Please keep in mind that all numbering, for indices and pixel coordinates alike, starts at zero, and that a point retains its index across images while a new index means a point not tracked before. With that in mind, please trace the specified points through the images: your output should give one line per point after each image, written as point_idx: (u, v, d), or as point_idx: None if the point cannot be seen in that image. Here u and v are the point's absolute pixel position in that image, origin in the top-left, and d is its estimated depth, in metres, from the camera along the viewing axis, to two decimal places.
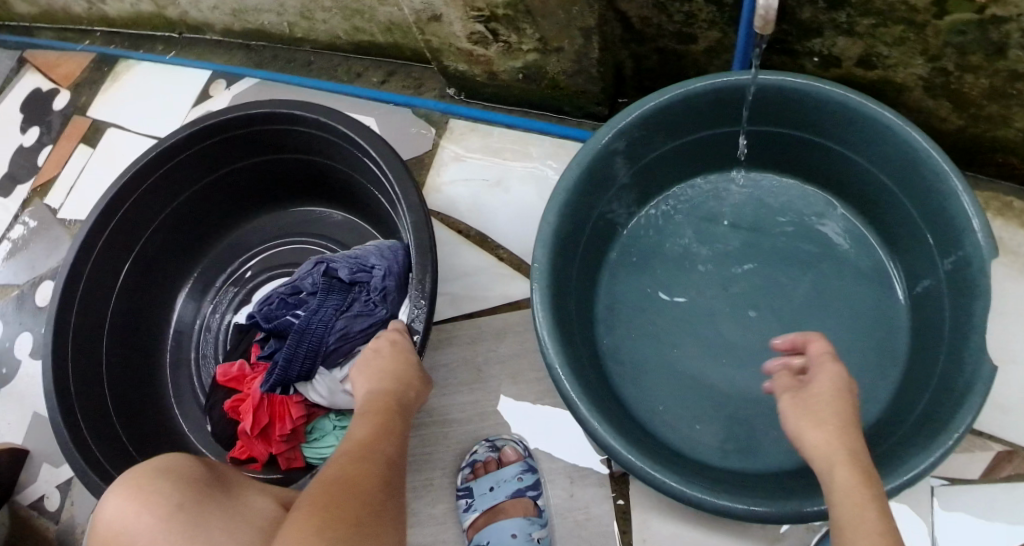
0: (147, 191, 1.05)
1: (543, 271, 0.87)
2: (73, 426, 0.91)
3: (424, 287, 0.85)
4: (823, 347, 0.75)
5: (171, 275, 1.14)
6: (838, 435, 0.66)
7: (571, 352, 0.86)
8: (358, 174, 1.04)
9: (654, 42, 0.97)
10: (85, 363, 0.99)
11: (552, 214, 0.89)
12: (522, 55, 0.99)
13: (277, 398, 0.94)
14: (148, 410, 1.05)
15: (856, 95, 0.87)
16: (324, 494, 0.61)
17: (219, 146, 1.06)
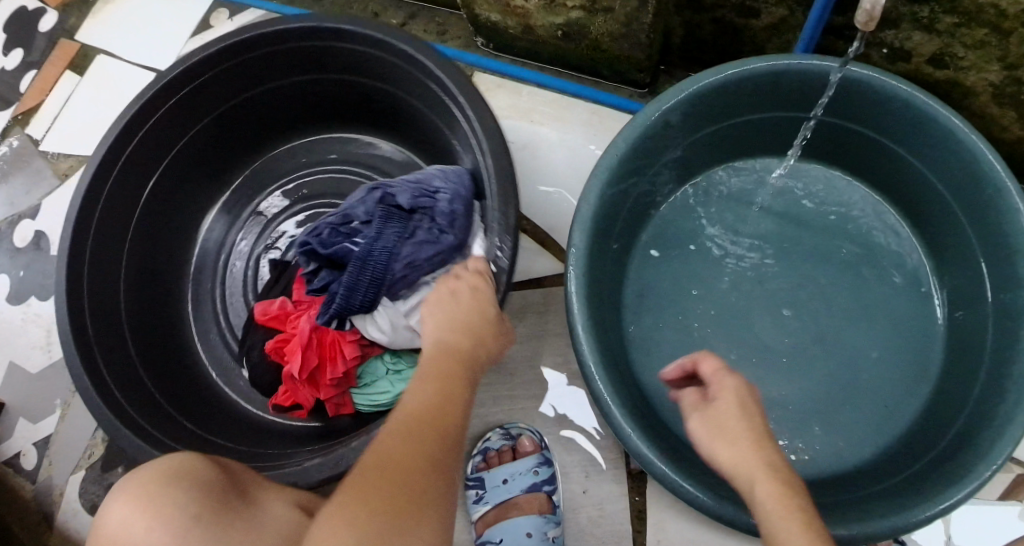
0: (168, 115, 0.94)
1: (580, 256, 0.80)
2: (95, 375, 0.82)
3: (506, 221, 0.77)
4: (716, 364, 0.64)
5: (184, 212, 1.04)
6: (753, 450, 0.56)
7: (603, 348, 0.80)
8: (404, 94, 0.95)
9: (714, 12, 0.88)
10: (101, 305, 0.90)
11: (590, 200, 0.81)
12: (566, 12, 0.90)
13: (328, 337, 0.86)
14: (171, 358, 0.97)
15: (923, 96, 0.80)
16: (369, 475, 0.53)
17: (248, 66, 0.95)
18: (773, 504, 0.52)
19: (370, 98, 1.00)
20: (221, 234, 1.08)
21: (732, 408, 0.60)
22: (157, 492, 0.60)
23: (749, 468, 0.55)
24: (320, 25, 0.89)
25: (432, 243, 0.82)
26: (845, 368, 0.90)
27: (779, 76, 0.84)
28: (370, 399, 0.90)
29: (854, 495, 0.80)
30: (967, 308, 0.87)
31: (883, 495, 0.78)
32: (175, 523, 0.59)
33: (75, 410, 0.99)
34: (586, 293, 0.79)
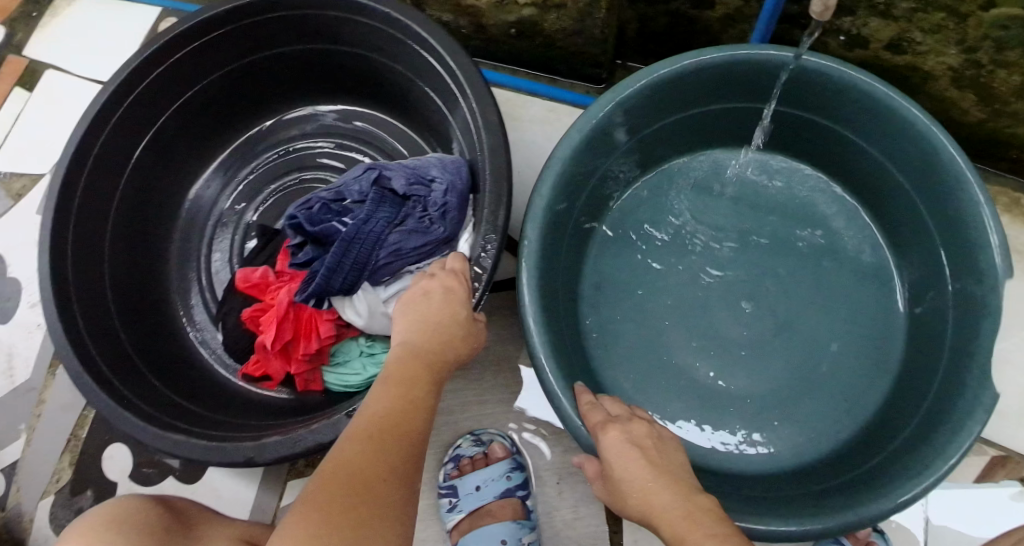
0: (139, 100, 0.88)
1: (533, 258, 0.78)
2: (90, 361, 0.78)
3: (496, 220, 0.74)
4: (597, 415, 0.70)
5: (168, 191, 0.98)
6: (646, 488, 0.61)
7: (560, 356, 0.79)
8: (394, 63, 0.89)
9: (668, 5, 0.86)
10: (91, 297, 0.85)
11: (547, 188, 0.78)
12: (517, 9, 0.89)
13: (305, 313, 0.84)
14: (160, 342, 0.92)
15: (885, 86, 0.78)
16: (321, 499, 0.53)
17: (221, 44, 0.89)
18: (682, 532, 0.58)
19: (358, 69, 0.94)
20: (214, 196, 1.02)
21: (626, 465, 0.64)
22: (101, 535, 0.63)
23: (647, 508, 0.61)
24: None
25: (422, 232, 0.81)
26: (816, 359, 0.90)
27: (735, 66, 0.82)
28: (342, 379, 0.87)
29: (826, 485, 0.80)
30: (928, 294, 0.87)
31: (851, 486, 0.78)
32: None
33: (40, 434, 0.97)
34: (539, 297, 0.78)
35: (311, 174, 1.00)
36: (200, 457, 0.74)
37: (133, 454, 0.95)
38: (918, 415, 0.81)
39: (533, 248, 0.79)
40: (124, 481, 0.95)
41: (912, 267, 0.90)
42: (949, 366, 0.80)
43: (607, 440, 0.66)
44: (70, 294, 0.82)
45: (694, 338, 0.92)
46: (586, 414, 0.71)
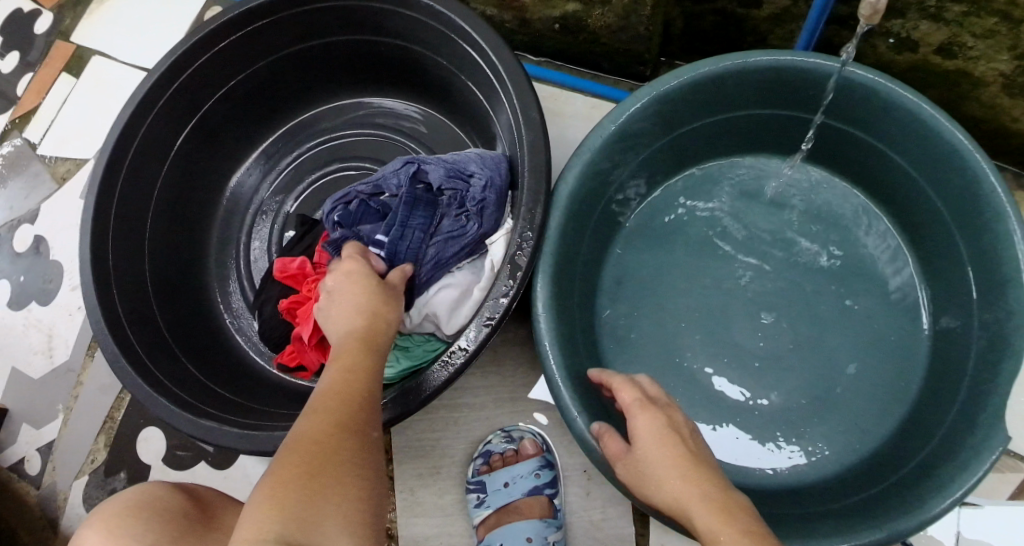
0: (181, 89, 0.89)
1: (551, 260, 0.78)
2: (126, 344, 0.79)
3: (533, 218, 0.74)
4: (634, 393, 0.66)
5: (208, 179, 0.99)
6: (677, 477, 0.57)
7: (572, 362, 0.78)
8: (439, 57, 0.89)
9: (714, 3, 0.86)
10: (131, 283, 0.86)
11: (572, 175, 0.79)
12: (562, 4, 0.88)
13: None
14: (199, 327, 0.93)
15: (929, 104, 0.77)
16: (284, 478, 0.50)
17: (265, 35, 0.90)
18: (713, 528, 0.52)
19: (402, 62, 0.94)
20: (255, 185, 1.03)
21: (653, 446, 0.60)
22: (117, 521, 0.65)
23: (677, 499, 0.57)
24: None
25: (459, 232, 0.82)
26: (850, 367, 0.88)
27: (782, 70, 0.81)
28: None
29: (859, 497, 0.78)
30: (955, 308, 0.84)
31: (875, 499, 0.76)
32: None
33: (76, 415, 0.99)
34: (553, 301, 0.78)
35: (348, 164, 1.01)
36: (228, 443, 0.73)
37: (167, 438, 0.97)
38: (944, 423, 0.78)
39: (554, 238, 0.78)
40: (157, 464, 0.96)
41: (938, 283, 0.87)
42: (974, 375, 0.78)
43: (639, 417, 0.63)
44: (111, 277, 0.83)
45: (703, 342, 0.91)
46: (619, 391, 0.67)
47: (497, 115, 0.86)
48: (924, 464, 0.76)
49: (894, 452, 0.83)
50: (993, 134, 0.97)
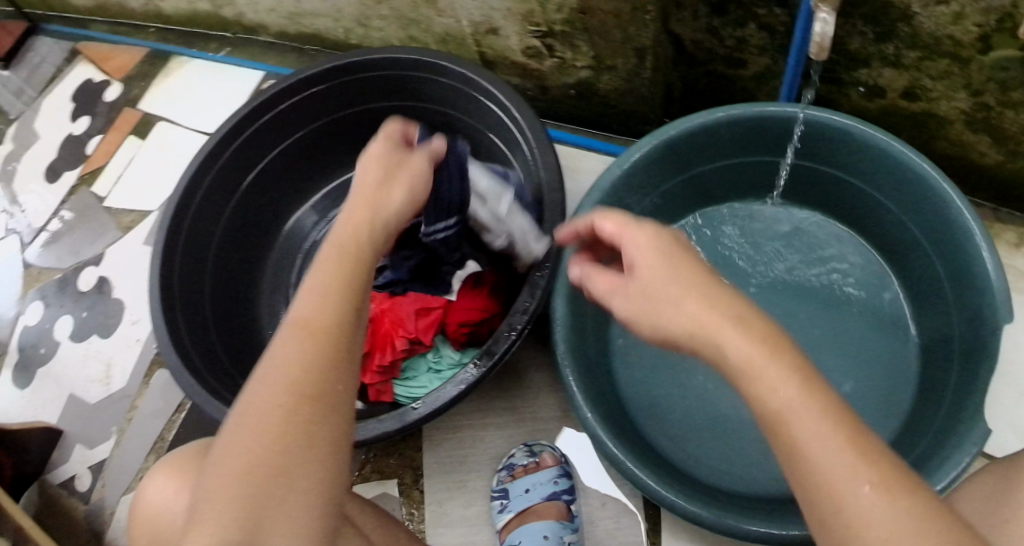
0: (241, 146, 1.02)
1: (566, 288, 0.85)
2: (190, 361, 0.90)
3: (549, 246, 0.83)
4: (619, 219, 0.55)
5: (262, 227, 1.11)
6: (693, 297, 0.46)
7: (590, 380, 0.85)
8: (467, 118, 1.00)
9: (704, 65, 0.93)
10: (192, 312, 0.97)
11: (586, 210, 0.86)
12: (576, 71, 0.98)
13: (382, 328, 0.91)
14: (249, 354, 1.03)
15: (899, 142, 0.85)
16: (255, 425, 0.49)
17: (314, 100, 1.03)
18: (757, 356, 0.42)
19: (436, 124, 1.05)
20: (310, 229, 1.15)
21: (673, 282, 0.48)
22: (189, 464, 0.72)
23: (701, 323, 0.45)
24: (396, 56, 0.96)
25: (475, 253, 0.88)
26: (847, 383, 0.95)
27: (769, 121, 0.90)
28: (411, 392, 0.93)
29: None
30: (938, 321, 0.92)
31: None
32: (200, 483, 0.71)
33: (129, 435, 1.09)
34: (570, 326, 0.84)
35: None
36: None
37: None
38: (934, 423, 0.84)
39: None
40: None
41: (923, 303, 0.95)
42: (958, 379, 0.84)
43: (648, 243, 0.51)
44: (176, 304, 0.94)
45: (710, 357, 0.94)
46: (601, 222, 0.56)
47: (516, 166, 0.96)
48: (917, 461, 0.82)
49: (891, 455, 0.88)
50: (966, 170, 1.06)
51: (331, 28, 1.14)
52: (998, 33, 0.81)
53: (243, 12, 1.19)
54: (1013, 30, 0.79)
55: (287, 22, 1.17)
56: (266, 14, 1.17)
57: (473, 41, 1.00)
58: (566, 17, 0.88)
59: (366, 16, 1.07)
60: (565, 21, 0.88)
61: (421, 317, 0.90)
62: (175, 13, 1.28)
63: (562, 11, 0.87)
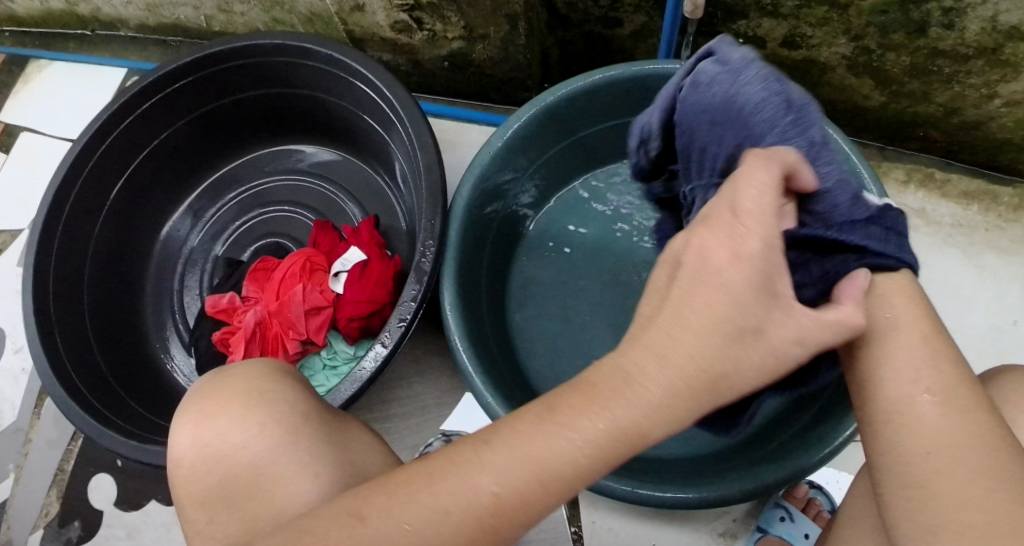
0: (103, 157, 0.94)
1: (450, 272, 0.79)
2: (78, 393, 0.84)
3: (433, 227, 0.76)
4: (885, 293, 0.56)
5: (138, 231, 1.03)
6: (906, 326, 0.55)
7: (489, 365, 0.80)
8: (341, 101, 0.94)
9: (581, 26, 0.89)
10: (74, 335, 0.91)
11: (467, 189, 0.81)
12: (447, 43, 0.94)
13: (271, 333, 0.87)
14: (140, 372, 0.97)
15: None
16: (519, 469, 0.44)
17: (180, 93, 0.95)
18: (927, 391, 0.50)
19: (309, 108, 1.00)
20: (184, 236, 1.07)
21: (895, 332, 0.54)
22: (268, 393, 0.59)
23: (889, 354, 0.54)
24: (256, 42, 0.89)
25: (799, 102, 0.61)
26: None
27: (647, 81, 0.84)
28: None
29: (780, 440, 0.81)
30: None
31: (791, 443, 0.78)
32: (284, 430, 0.57)
33: (27, 473, 1.01)
34: (459, 302, 0.78)
35: (267, 209, 1.06)
36: None
37: (117, 484, 0.99)
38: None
39: (457, 244, 0.80)
40: (111, 509, 0.98)
41: None
42: None
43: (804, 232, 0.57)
44: (55, 329, 0.88)
45: (614, 318, 0.92)
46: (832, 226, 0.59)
47: (390, 144, 0.91)
48: (822, 412, 0.79)
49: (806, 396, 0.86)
50: (849, 113, 1.08)
51: (193, 17, 1.09)
52: None
53: (98, 6, 1.13)
54: None
55: (146, 14, 1.12)
56: (122, 7, 1.11)
57: (337, 19, 0.95)
58: None
59: (227, 2, 1.02)
60: None
61: (311, 317, 0.86)
62: (27, 14, 1.20)
63: None
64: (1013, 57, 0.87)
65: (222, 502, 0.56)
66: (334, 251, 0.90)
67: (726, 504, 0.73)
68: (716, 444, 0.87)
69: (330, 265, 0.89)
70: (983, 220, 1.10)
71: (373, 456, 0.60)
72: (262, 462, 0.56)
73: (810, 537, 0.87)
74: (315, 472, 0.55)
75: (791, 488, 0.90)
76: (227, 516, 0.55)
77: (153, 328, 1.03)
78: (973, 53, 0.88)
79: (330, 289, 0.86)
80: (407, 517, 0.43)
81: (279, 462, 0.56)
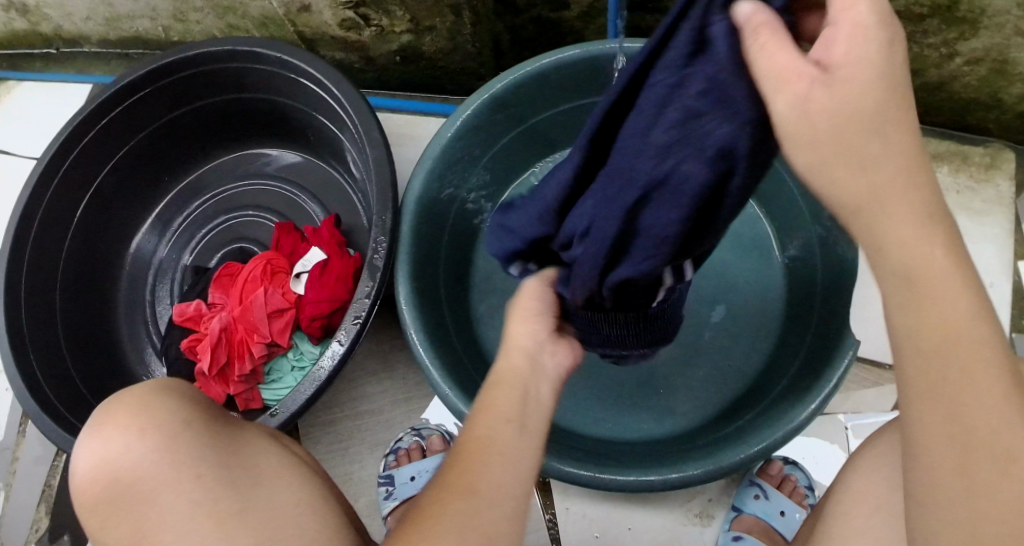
0: (69, 172, 0.95)
1: (407, 266, 0.79)
2: (51, 409, 0.85)
3: (385, 222, 0.77)
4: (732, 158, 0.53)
5: (108, 242, 1.05)
6: None
7: (448, 357, 0.80)
8: (295, 102, 0.95)
9: (527, 12, 0.89)
10: (46, 351, 0.92)
11: (417, 184, 0.81)
12: (397, 37, 0.94)
13: (236, 337, 0.88)
14: (117, 384, 0.98)
15: None
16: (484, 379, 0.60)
17: (140, 105, 0.96)
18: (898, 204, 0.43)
19: (268, 111, 1.00)
20: (154, 248, 1.09)
21: None
22: (153, 402, 0.58)
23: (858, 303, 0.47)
24: (207, 48, 0.90)
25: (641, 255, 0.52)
26: (717, 313, 0.91)
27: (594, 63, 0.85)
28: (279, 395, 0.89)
29: (745, 419, 0.81)
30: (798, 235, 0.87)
31: (755, 422, 0.78)
32: (163, 438, 0.56)
33: (14, 490, 1.02)
34: (415, 296, 0.78)
35: (233, 215, 1.07)
36: None
37: None
38: (805, 342, 0.81)
39: (410, 238, 0.80)
40: None
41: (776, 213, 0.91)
42: (825, 290, 0.80)
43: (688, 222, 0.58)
44: (26, 347, 0.89)
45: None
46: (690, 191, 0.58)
47: (345, 142, 0.91)
48: (788, 389, 0.79)
49: (771, 371, 0.85)
50: None
51: (151, 28, 1.10)
52: None
53: (59, 24, 1.14)
54: None
55: (106, 29, 1.13)
56: (81, 23, 1.12)
57: (287, 21, 0.96)
58: None
59: (182, 10, 1.03)
60: None
61: (274, 318, 0.87)
62: None
63: None
64: (970, 14, 0.87)
65: (111, 515, 0.54)
66: (296, 252, 0.91)
67: (689, 485, 0.73)
68: (688, 425, 0.86)
69: (292, 267, 0.90)
70: (953, 182, 1.09)
71: (266, 461, 0.60)
72: (145, 467, 0.55)
73: (786, 513, 0.86)
74: (196, 473, 0.55)
75: (765, 465, 0.90)
76: (117, 527, 0.54)
77: (128, 338, 1.04)
78: (928, 11, 0.87)
79: (292, 290, 0.88)
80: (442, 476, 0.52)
81: (160, 466, 0.55)
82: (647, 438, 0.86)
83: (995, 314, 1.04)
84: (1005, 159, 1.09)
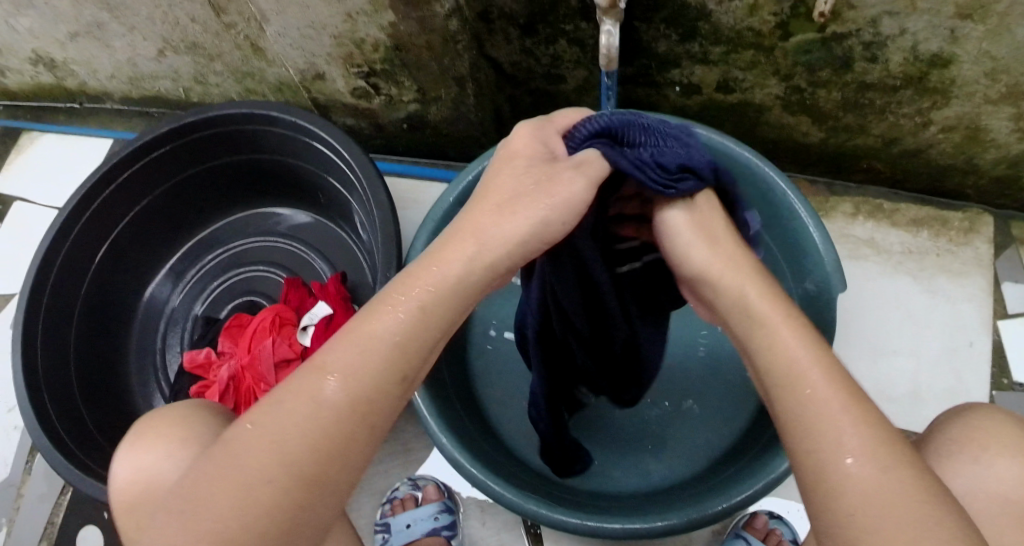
0: (90, 222, 1.00)
1: None
2: (63, 446, 0.88)
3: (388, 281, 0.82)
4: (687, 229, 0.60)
5: (122, 289, 1.09)
6: None
7: (448, 414, 0.84)
8: (306, 163, 1.00)
9: (526, 83, 0.96)
10: (59, 392, 0.96)
11: (421, 245, 0.86)
12: (404, 106, 1.00)
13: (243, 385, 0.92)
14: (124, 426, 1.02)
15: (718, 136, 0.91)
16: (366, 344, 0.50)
17: (159, 161, 1.02)
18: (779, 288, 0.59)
19: (280, 171, 1.06)
20: (166, 297, 1.13)
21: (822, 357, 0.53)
22: (191, 419, 0.65)
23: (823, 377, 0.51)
24: (226, 110, 0.96)
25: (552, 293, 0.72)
26: (707, 389, 0.95)
27: None
28: None
29: (730, 470, 0.84)
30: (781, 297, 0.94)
31: (739, 474, 0.81)
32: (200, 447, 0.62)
33: (19, 526, 1.05)
34: None
35: (243, 268, 1.12)
36: None
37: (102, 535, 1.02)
38: None
39: None
40: None
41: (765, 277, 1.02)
42: None
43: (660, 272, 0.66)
44: (41, 387, 0.93)
45: None
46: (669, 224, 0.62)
47: (353, 202, 0.97)
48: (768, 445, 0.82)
49: (756, 428, 0.89)
50: (793, 150, 1.13)
51: (172, 88, 1.17)
52: (794, 19, 0.84)
53: (85, 81, 1.21)
54: (807, 14, 0.83)
55: (129, 87, 1.20)
56: (107, 81, 1.19)
57: (302, 88, 1.02)
58: (382, 57, 0.89)
59: (202, 73, 1.10)
60: (382, 60, 0.89)
61: (280, 369, 0.91)
62: (20, 88, 1.28)
63: (377, 51, 0.88)
64: (940, 84, 0.92)
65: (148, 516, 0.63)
66: (304, 306, 0.96)
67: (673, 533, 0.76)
68: (676, 479, 0.90)
69: (299, 320, 0.95)
70: (933, 245, 1.14)
71: None
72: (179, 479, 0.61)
73: None
74: None
75: (750, 519, 0.93)
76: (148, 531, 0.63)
77: (137, 382, 1.08)
78: (901, 83, 0.93)
79: (299, 342, 0.92)
80: (272, 413, 0.49)
81: None
82: (637, 490, 0.89)
83: (976, 372, 1.07)
84: (984, 224, 1.14)
